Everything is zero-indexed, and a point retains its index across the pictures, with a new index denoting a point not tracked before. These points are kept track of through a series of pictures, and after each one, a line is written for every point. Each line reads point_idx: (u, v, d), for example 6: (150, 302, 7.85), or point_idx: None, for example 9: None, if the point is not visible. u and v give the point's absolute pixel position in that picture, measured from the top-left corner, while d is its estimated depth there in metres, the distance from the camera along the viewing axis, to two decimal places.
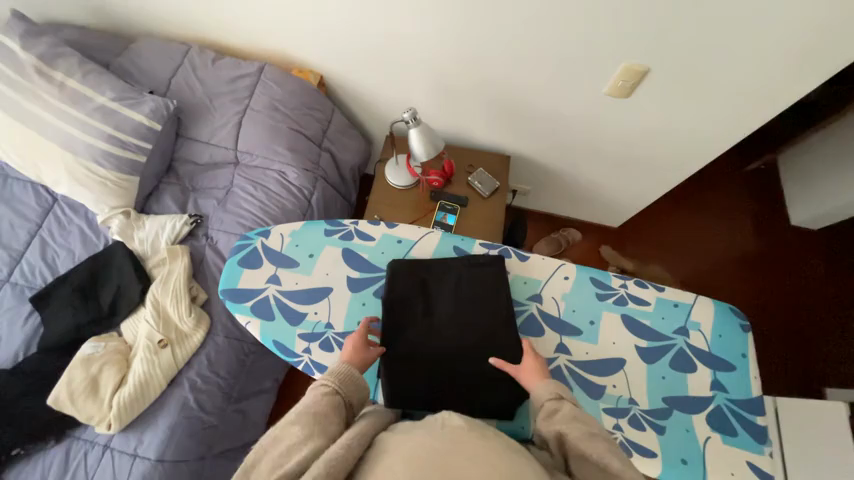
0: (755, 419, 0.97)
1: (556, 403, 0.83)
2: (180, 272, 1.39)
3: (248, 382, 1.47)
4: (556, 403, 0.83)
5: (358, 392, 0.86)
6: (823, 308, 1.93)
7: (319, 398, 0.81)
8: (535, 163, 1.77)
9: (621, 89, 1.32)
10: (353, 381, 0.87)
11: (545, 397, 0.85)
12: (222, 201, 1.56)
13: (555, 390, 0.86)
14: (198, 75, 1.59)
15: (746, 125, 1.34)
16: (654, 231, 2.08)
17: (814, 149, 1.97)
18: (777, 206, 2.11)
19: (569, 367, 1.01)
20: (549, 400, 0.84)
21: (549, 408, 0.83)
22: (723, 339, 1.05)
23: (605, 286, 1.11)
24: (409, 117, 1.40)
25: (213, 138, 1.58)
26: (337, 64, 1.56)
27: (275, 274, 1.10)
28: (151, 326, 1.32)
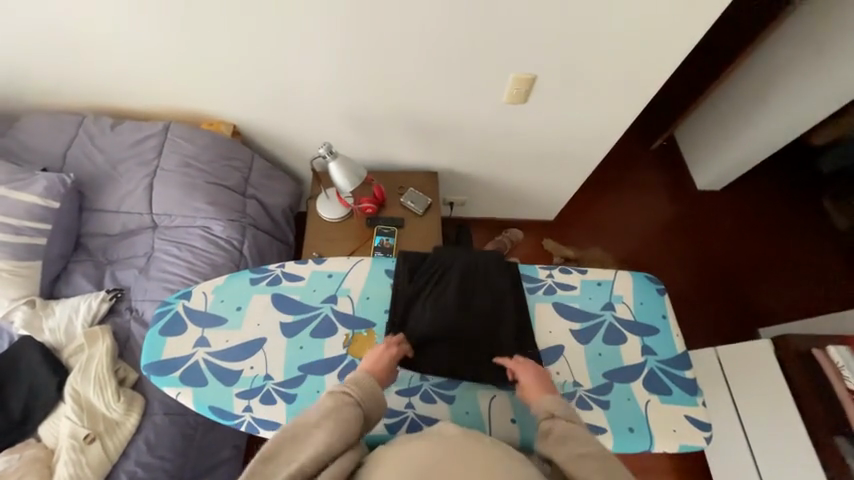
0: (683, 374, 1.05)
1: (549, 423, 0.86)
2: (101, 356, 1.27)
3: (201, 458, 1.32)
4: (549, 423, 0.86)
5: (374, 408, 0.86)
6: (740, 258, 2.14)
7: (336, 408, 0.82)
8: (463, 174, 1.84)
9: (517, 96, 1.45)
10: (369, 392, 0.86)
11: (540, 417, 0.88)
12: (143, 269, 1.46)
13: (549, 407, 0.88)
14: (96, 144, 1.52)
15: (628, 108, 1.51)
16: (584, 217, 2.23)
17: (701, 120, 2.23)
18: (683, 175, 2.34)
19: None
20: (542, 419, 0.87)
21: (544, 427, 0.86)
22: (645, 306, 1.14)
23: (533, 279, 1.16)
24: (325, 152, 1.43)
25: (123, 205, 1.50)
26: (246, 111, 1.55)
27: (202, 336, 1.05)
28: (74, 422, 1.19)
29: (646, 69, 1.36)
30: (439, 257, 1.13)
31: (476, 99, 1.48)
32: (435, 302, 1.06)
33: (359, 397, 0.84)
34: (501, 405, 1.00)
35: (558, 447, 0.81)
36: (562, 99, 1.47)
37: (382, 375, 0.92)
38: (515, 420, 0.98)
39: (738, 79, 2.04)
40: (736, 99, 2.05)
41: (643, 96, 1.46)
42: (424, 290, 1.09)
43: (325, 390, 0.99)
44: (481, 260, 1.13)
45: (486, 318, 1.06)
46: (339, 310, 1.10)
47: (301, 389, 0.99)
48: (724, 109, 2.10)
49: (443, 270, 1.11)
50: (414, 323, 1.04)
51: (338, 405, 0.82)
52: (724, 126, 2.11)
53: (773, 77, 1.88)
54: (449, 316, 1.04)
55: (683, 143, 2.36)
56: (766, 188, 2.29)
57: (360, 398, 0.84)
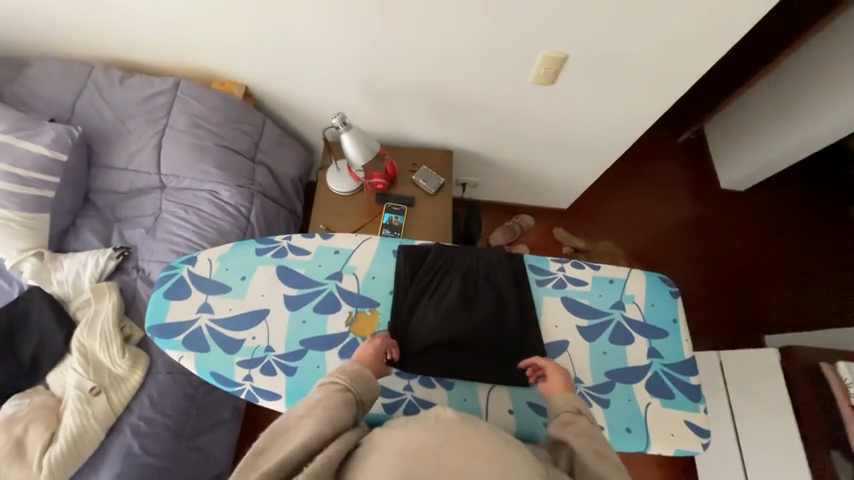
0: (688, 379, 1.03)
1: (573, 416, 0.85)
2: (108, 312, 1.29)
3: (202, 417, 1.36)
4: (573, 416, 0.85)
5: (365, 393, 0.86)
6: (757, 263, 2.08)
7: (325, 396, 0.82)
8: (479, 155, 1.77)
9: (544, 77, 1.36)
10: (359, 377, 0.86)
11: (565, 408, 0.86)
12: (151, 230, 1.46)
13: (575, 403, 0.87)
14: (105, 97, 1.47)
15: (661, 99, 1.41)
16: (599, 209, 2.17)
17: (738, 113, 2.09)
18: (708, 172, 2.24)
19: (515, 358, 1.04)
20: (568, 412, 0.85)
21: (565, 419, 0.84)
22: (656, 308, 1.11)
23: (543, 271, 1.13)
24: (338, 122, 1.37)
25: (131, 163, 1.48)
26: (259, 73, 1.49)
27: (205, 303, 1.05)
28: (80, 375, 1.22)
29: (687, 58, 1.25)
30: (437, 253, 1.10)
31: (499, 77, 1.39)
32: (435, 297, 1.04)
33: (348, 382, 0.85)
34: (500, 395, 1.00)
35: (580, 438, 0.80)
36: (591, 84, 1.38)
37: (373, 363, 0.92)
38: (513, 411, 0.98)
39: (787, 70, 1.87)
40: (781, 91, 1.90)
41: (680, 86, 1.35)
42: (424, 284, 1.06)
43: (326, 366, 0.99)
44: (483, 258, 1.10)
45: (489, 314, 1.03)
46: (343, 287, 1.08)
47: (301, 363, 0.99)
48: (766, 102, 1.96)
49: (443, 266, 1.09)
50: (418, 322, 1.02)
51: (328, 392, 0.83)
52: (762, 120, 1.97)
53: (827, 69, 1.72)
54: (454, 316, 1.02)
55: (712, 139, 2.23)
56: (794, 193, 2.19)
57: (349, 384, 0.85)
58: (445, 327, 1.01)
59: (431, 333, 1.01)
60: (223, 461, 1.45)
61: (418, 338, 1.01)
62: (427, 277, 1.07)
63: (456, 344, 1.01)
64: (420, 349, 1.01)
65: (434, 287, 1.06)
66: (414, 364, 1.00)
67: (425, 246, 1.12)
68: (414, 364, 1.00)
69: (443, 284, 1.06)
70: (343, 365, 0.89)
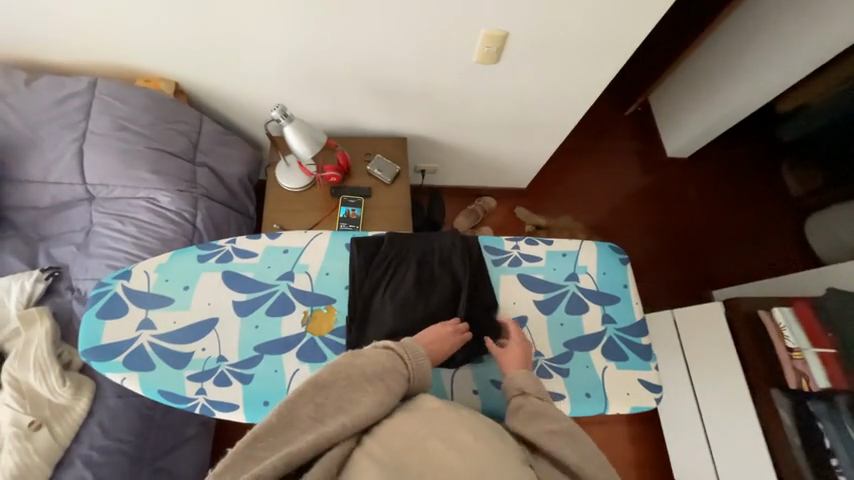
0: (639, 341, 1.09)
1: (521, 399, 0.88)
2: (40, 339, 1.18)
3: (163, 437, 1.28)
4: (520, 400, 0.87)
5: (420, 387, 0.87)
6: (702, 226, 2.21)
7: (390, 369, 0.83)
8: (433, 140, 1.75)
9: (487, 56, 1.36)
10: (423, 371, 0.87)
11: (512, 392, 0.89)
12: (83, 246, 1.34)
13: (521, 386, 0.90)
14: (9, 103, 1.32)
15: (604, 69, 1.43)
16: (557, 185, 2.22)
17: (681, 80, 2.16)
18: (655, 142, 2.34)
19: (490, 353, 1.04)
20: (513, 396, 0.88)
21: (515, 403, 0.87)
22: (608, 276, 1.15)
23: (498, 251, 1.14)
24: (278, 114, 1.30)
25: (50, 175, 1.34)
26: (188, 68, 1.38)
27: (146, 318, 0.98)
28: (15, 410, 1.11)
29: (622, 27, 1.28)
30: (392, 243, 1.08)
31: (442, 58, 1.36)
32: (391, 288, 1.03)
33: (412, 372, 0.86)
34: (464, 377, 1.01)
35: (529, 422, 0.83)
36: (535, 60, 1.39)
37: (438, 356, 0.92)
38: (478, 391, 1.00)
39: (722, 36, 1.96)
40: (714, 60, 2.00)
41: (620, 55, 1.38)
42: (379, 276, 1.04)
43: (284, 369, 0.96)
44: (438, 244, 1.09)
45: (447, 301, 1.03)
46: (296, 287, 1.04)
47: (257, 369, 0.95)
48: (703, 70, 2.04)
49: (397, 255, 1.07)
50: (376, 317, 1.00)
51: (395, 372, 0.83)
52: (701, 86, 2.05)
53: (757, 34, 1.81)
54: (411, 306, 1.01)
55: (658, 108, 2.32)
56: (733, 156, 2.33)
57: (411, 375, 0.86)
58: (403, 318, 0.99)
59: (389, 327, 0.98)
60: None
61: (375, 331, 0.98)
62: (382, 268, 1.05)
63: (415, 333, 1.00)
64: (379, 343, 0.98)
65: (390, 278, 1.04)
66: None
67: (379, 237, 1.09)
68: None
69: (399, 274, 1.04)
70: (414, 351, 0.88)
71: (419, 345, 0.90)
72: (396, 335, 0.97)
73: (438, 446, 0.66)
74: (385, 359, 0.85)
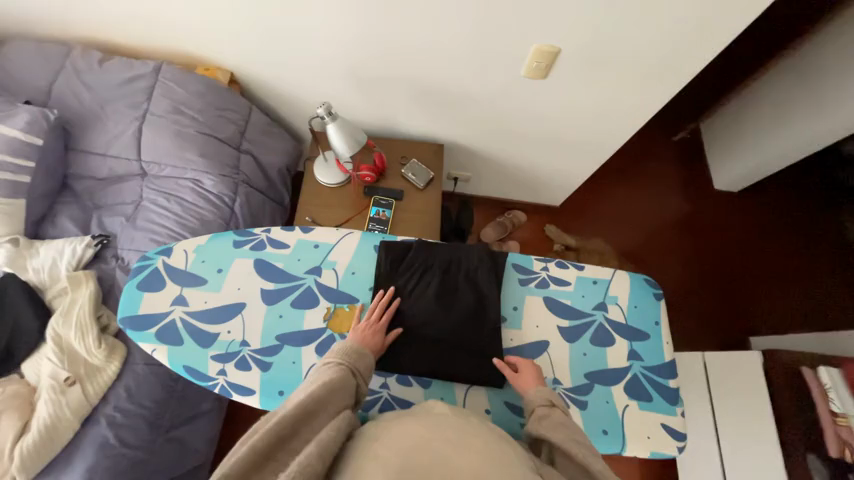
0: (667, 383, 1.03)
1: (547, 410, 0.87)
2: (84, 301, 1.26)
3: (180, 408, 1.34)
4: (547, 409, 0.87)
5: (365, 367, 0.89)
6: (745, 266, 2.07)
7: (327, 368, 0.85)
8: (470, 149, 1.75)
9: (535, 71, 1.34)
10: (363, 358, 0.89)
11: (538, 402, 0.89)
12: (131, 218, 1.42)
13: (548, 396, 0.90)
14: (83, 80, 1.42)
15: (656, 95, 1.38)
16: (592, 207, 2.15)
17: (736, 109, 2.03)
18: (701, 173, 2.22)
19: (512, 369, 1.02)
20: (541, 406, 0.88)
21: (541, 413, 0.87)
22: (639, 310, 1.10)
23: (527, 270, 1.11)
24: (324, 112, 1.33)
25: (110, 149, 1.43)
26: (246, 61, 1.45)
27: (180, 294, 1.02)
28: (54, 364, 1.20)
29: (686, 52, 1.22)
30: (419, 250, 1.08)
31: (490, 69, 1.36)
32: (412, 296, 1.02)
33: (355, 366, 0.87)
34: (477, 395, 0.99)
35: (553, 430, 0.83)
36: (586, 79, 1.35)
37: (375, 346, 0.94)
38: (490, 411, 0.98)
39: (789, 66, 1.81)
40: (773, 93, 1.87)
41: (678, 81, 1.31)
42: (402, 282, 1.04)
43: (302, 362, 0.97)
44: (465, 256, 1.09)
45: (467, 315, 1.02)
46: (323, 282, 1.06)
47: (277, 358, 0.98)
48: (760, 103, 1.92)
49: (423, 263, 1.06)
50: (396, 321, 1.00)
51: (342, 376, 0.84)
52: (758, 118, 1.92)
53: (827, 68, 1.66)
54: (431, 316, 1.01)
55: (708, 137, 2.20)
56: (788, 195, 2.18)
57: (355, 367, 0.87)
58: (422, 326, 1.00)
59: (410, 336, 0.99)
60: (202, 452, 1.44)
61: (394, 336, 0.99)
62: (406, 274, 1.05)
63: (433, 344, 0.99)
64: (396, 348, 0.98)
65: (414, 285, 1.04)
66: (390, 362, 0.98)
67: (407, 243, 1.10)
68: (390, 362, 0.98)
69: (423, 282, 1.04)
70: (342, 346, 0.90)
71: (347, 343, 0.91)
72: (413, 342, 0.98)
73: (440, 445, 0.66)
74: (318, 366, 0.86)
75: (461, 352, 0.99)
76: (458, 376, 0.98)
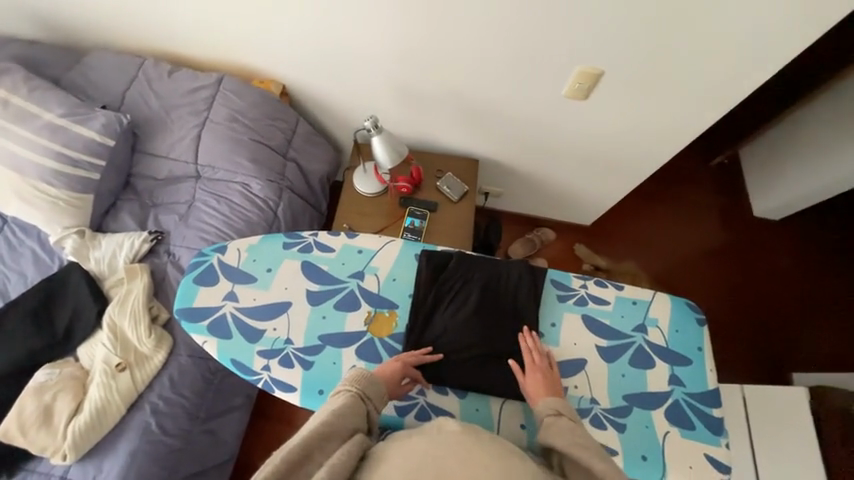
0: (711, 412, 1.00)
1: (554, 420, 0.86)
2: (138, 292, 1.34)
3: (216, 401, 1.39)
4: (554, 419, 0.86)
5: (375, 393, 0.87)
6: (785, 297, 2.00)
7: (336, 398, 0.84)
8: (505, 166, 1.78)
9: (577, 92, 1.37)
10: (374, 386, 0.88)
11: (545, 412, 0.88)
12: (183, 216, 1.51)
13: (556, 406, 0.89)
14: (153, 88, 1.54)
15: (699, 120, 1.38)
16: (624, 229, 2.12)
17: (779, 137, 2.00)
18: (740, 198, 2.17)
19: None
20: (547, 416, 0.87)
21: (547, 423, 0.86)
22: (680, 334, 1.08)
23: (565, 287, 1.11)
24: (370, 125, 1.40)
25: (171, 152, 1.54)
26: (301, 75, 1.55)
27: (232, 291, 1.08)
28: (108, 350, 1.27)
29: (733, 77, 1.22)
30: (459, 262, 1.10)
31: (533, 89, 1.40)
32: (450, 307, 1.04)
33: (364, 392, 0.86)
34: (512, 410, 0.98)
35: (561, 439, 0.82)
36: (628, 100, 1.37)
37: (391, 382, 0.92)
38: (525, 426, 0.97)
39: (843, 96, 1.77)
40: (822, 122, 1.84)
41: (724, 104, 1.31)
42: (440, 293, 1.06)
43: (342, 363, 1.00)
44: (504, 269, 1.10)
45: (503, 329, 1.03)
46: (364, 286, 1.09)
47: (318, 358, 1.01)
48: (809, 131, 1.88)
49: (462, 275, 1.08)
50: (434, 330, 1.02)
51: (349, 402, 0.83)
52: (805, 146, 1.88)
53: None
54: (467, 328, 1.02)
55: (748, 164, 2.16)
56: (833, 226, 2.09)
57: (365, 393, 0.86)
58: (459, 337, 1.01)
59: (449, 342, 1.01)
60: (231, 445, 1.48)
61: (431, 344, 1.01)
62: (444, 285, 1.07)
63: (468, 356, 1.00)
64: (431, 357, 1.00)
65: (452, 295, 1.06)
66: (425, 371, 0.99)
67: (447, 254, 1.12)
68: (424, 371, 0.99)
69: (461, 294, 1.06)
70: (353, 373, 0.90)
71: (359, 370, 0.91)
72: (451, 352, 1.00)
73: (452, 465, 0.64)
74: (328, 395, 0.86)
75: (496, 367, 0.99)
76: (492, 390, 0.98)
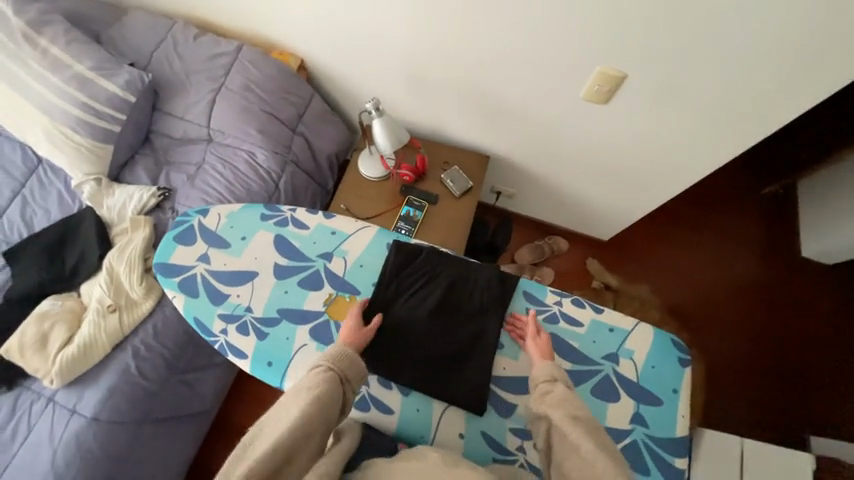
0: (673, 461, 0.91)
1: (549, 386, 0.85)
2: (137, 242, 1.42)
3: (196, 356, 1.47)
4: (549, 386, 0.85)
5: (354, 375, 0.85)
6: (818, 352, 1.77)
7: (314, 380, 0.81)
8: (516, 166, 1.69)
9: (597, 95, 1.26)
10: (353, 366, 0.86)
11: (541, 378, 0.87)
12: (191, 177, 1.58)
13: (551, 372, 0.88)
14: (178, 51, 1.61)
15: (734, 137, 1.23)
16: (642, 248, 1.96)
17: (846, 171, 1.75)
18: (785, 235, 1.93)
19: (492, 394, 0.96)
20: (542, 380, 0.86)
21: (542, 389, 0.85)
22: (656, 371, 0.98)
23: (536, 300, 1.04)
24: (371, 107, 1.37)
25: (187, 114, 1.60)
26: (319, 51, 1.55)
27: (206, 253, 1.11)
28: (103, 291, 1.36)
29: (777, 93, 1.08)
30: (429, 258, 1.06)
31: (549, 87, 1.31)
32: (410, 303, 1.01)
33: (344, 372, 0.84)
34: (453, 417, 0.95)
35: (555, 407, 0.80)
36: (653, 107, 1.25)
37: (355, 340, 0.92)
38: (464, 435, 0.93)
39: None
40: None
41: (765, 124, 1.17)
42: (404, 286, 1.03)
43: (293, 340, 1.01)
44: (474, 273, 1.05)
45: (461, 334, 0.99)
46: (330, 268, 1.09)
47: (272, 331, 1.02)
48: None
49: (429, 272, 1.05)
50: (390, 324, 0.99)
51: (331, 383, 0.80)
52: None
53: None
54: (424, 326, 0.99)
55: (804, 198, 1.92)
56: None
57: (344, 374, 0.84)
58: (414, 335, 0.98)
59: (402, 338, 0.98)
60: (209, 400, 1.56)
61: (385, 338, 0.98)
62: (408, 279, 1.04)
63: (420, 355, 0.97)
64: (382, 350, 0.97)
65: (415, 291, 1.02)
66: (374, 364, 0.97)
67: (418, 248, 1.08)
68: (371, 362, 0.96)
69: (425, 290, 1.02)
70: (333, 350, 0.87)
71: (340, 348, 0.88)
72: (404, 348, 0.97)
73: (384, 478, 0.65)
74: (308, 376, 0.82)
75: (445, 371, 0.96)
76: (438, 394, 0.95)
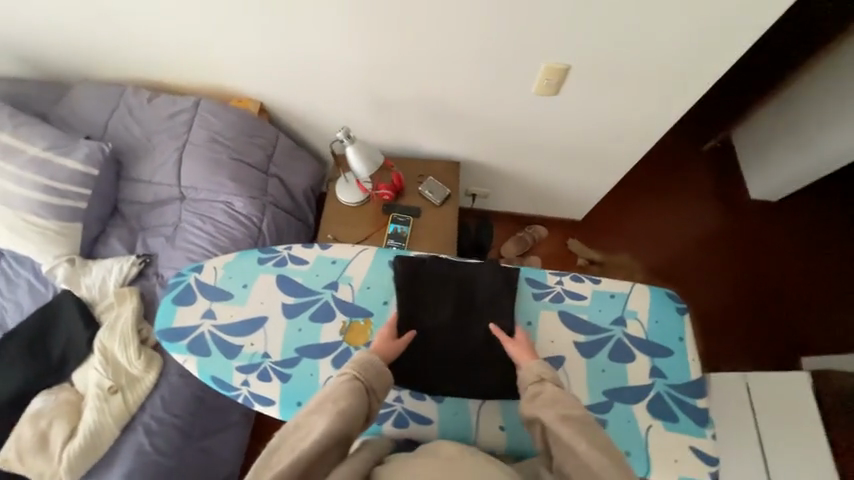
0: (695, 403, 0.98)
1: (538, 386, 0.89)
2: (128, 316, 1.37)
3: (210, 419, 1.41)
4: (538, 386, 0.89)
5: (380, 384, 0.89)
6: (787, 279, 1.95)
7: (340, 391, 0.85)
8: (487, 166, 1.77)
9: (547, 88, 1.38)
10: (379, 378, 0.89)
11: (529, 380, 0.91)
12: (170, 238, 1.54)
13: (540, 372, 0.91)
14: (134, 116, 1.59)
15: (673, 103, 1.37)
16: (615, 219, 2.09)
17: (771, 114, 1.96)
18: (733, 181, 2.13)
19: None
20: (531, 383, 0.90)
21: (532, 390, 0.89)
22: (660, 325, 1.06)
23: (540, 284, 1.10)
24: (343, 136, 1.41)
25: (154, 176, 1.57)
26: (277, 91, 1.59)
27: (210, 309, 1.10)
28: (100, 373, 1.30)
29: (700, 59, 1.22)
30: (432, 267, 1.09)
31: (504, 88, 1.41)
32: (425, 313, 1.03)
33: (370, 384, 0.87)
34: (491, 412, 0.99)
35: (546, 407, 0.85)
36: (599, 90, 1.37)
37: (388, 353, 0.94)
38: (504, 428, 0.98)
39: (830, 69, 1.75)
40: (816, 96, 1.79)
41: (696, 89, 1.31)
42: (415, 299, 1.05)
43: (318, 375, 1.01)
44: (478, 271, 1.09)
45: (479, 331, 1.02)
46: (339, 297, 1.10)
47: (295, 370, 1.02)
48: (801, 107, 1.84)
49: (435, 279, 1.07)
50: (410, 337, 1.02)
51: (356, 395, 0.84)
52: (799, 123, 1.85)
53: None
54: (443, 332, 1.02)
55: (742, 146, 2.12)
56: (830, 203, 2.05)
57: (370, 385, 0.87)
58: (435, 342, 1.01)
59: (425, 348, 1.00)
60: (231, 461, 1.50)
61: (408, 351, 1.00)
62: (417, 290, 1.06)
63: (445, 360, 1.00)
64: (408, 364, 0.99)
65: (427, 300, 1.05)
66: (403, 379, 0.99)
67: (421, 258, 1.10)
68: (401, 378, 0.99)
69: (436, 298, 1.05)
70: (360, 359, 0.90)
71: (370, 356, 0.91)
72: (428, 357, 1.00)
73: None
74: (334, 384, 0.86)
75: (473, 370, 0.99)
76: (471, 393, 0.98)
